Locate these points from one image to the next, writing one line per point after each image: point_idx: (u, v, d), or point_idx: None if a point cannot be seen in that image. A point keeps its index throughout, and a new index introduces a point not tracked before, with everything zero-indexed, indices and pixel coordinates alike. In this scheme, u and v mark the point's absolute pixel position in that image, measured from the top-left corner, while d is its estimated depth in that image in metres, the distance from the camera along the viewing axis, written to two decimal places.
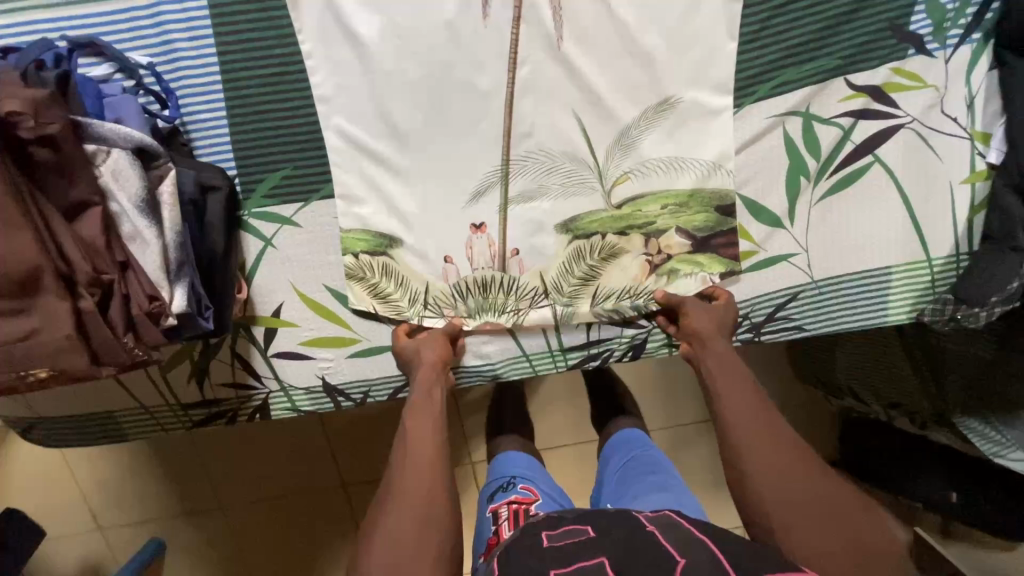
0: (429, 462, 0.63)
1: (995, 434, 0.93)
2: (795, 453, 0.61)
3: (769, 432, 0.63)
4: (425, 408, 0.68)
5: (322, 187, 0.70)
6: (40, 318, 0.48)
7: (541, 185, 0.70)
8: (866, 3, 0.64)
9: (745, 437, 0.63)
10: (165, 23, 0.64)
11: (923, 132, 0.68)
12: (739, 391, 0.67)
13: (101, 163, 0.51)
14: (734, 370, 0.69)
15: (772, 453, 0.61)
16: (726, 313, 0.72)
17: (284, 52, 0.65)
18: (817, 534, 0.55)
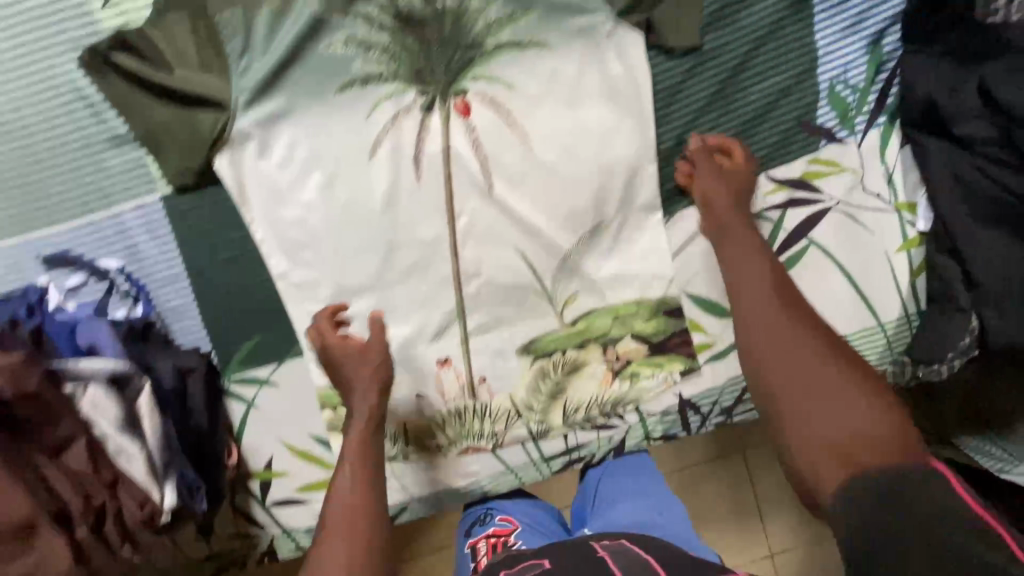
0: (362, 506, 0.61)
1: (999, 451, 0.89)
2: (809, 335, 0.57)
3: (783, 322, 0.58)
4: (362, 455, 0.65)
5: (293, 346, 0.74)
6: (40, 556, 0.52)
7: (496, 314, 0.74)
8: (772, 107, 0.68)
9: (763, 346, 0.57)
10: (126, 227, 0.69)
11: (849, 211, 0.71)
12: (757, 280, 0.61)
13: (83, 397, 0.57)
14: (764, 277, 0.61)
15: (796, 346, 0.56)
16: (744, 170, 0.69)
17: (241, 237, 0.70)
18: (827, 450, 0.52)
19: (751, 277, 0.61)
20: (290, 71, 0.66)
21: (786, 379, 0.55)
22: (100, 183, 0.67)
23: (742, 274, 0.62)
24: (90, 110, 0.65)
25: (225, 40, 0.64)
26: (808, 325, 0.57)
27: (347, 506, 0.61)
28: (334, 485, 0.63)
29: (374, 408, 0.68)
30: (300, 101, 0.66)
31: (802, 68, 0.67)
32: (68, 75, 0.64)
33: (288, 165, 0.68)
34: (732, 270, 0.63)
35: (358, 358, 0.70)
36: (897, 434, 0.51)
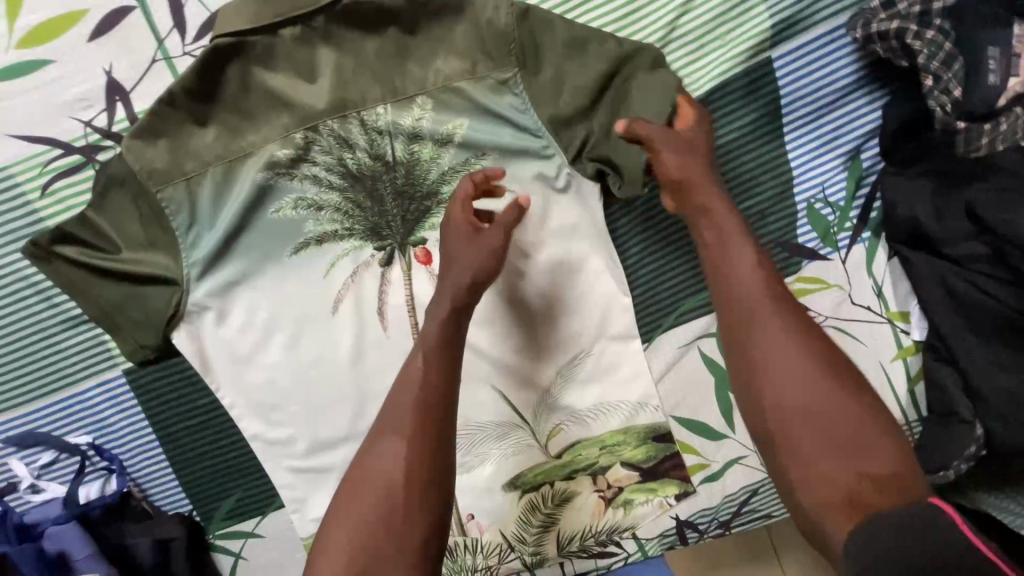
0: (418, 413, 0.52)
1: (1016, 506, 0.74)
2: (806, 363, 0.47)
3: (779, 329, 0.49)
4: (432, 340, 0.56)
5: (274, 498, 0.73)
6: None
7: (478, 454, 0.72)
8: (748, 231, 0.64)
9: (763, 346, 0.48)
10: (92, 403, 0.67)
11: (839, 325, 0.67)
12: (782, 351, 0.48)
13: None
14: (778, 317, 0.49)
15: (795, 347, 0.48)
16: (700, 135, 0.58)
17: (209, 401, 0.68)
18: (825, 451, 0.45)
19: (738, 283, 0.51)
20: (240, 238, 0.63)
21: (779, 382, 0.47)
22: (60, 364, 0.66)
23: (727, 262, 0.53)
24: (41, 295, 0.64)
25: (170, 216, 0.61)
26: (822, 375, 0.47)
27: (425, 380, 0.54)
28: (410, 360, 0.55)
29: (486, 261, 0.58)
30: (255, 266, 0.64)
31: (776, 189, 0.63)
32: (13, 264, 0.62)
33: (248, 330, 0.66)
34: (711, 252, 0.54)
35: (465, 247, 0.58)
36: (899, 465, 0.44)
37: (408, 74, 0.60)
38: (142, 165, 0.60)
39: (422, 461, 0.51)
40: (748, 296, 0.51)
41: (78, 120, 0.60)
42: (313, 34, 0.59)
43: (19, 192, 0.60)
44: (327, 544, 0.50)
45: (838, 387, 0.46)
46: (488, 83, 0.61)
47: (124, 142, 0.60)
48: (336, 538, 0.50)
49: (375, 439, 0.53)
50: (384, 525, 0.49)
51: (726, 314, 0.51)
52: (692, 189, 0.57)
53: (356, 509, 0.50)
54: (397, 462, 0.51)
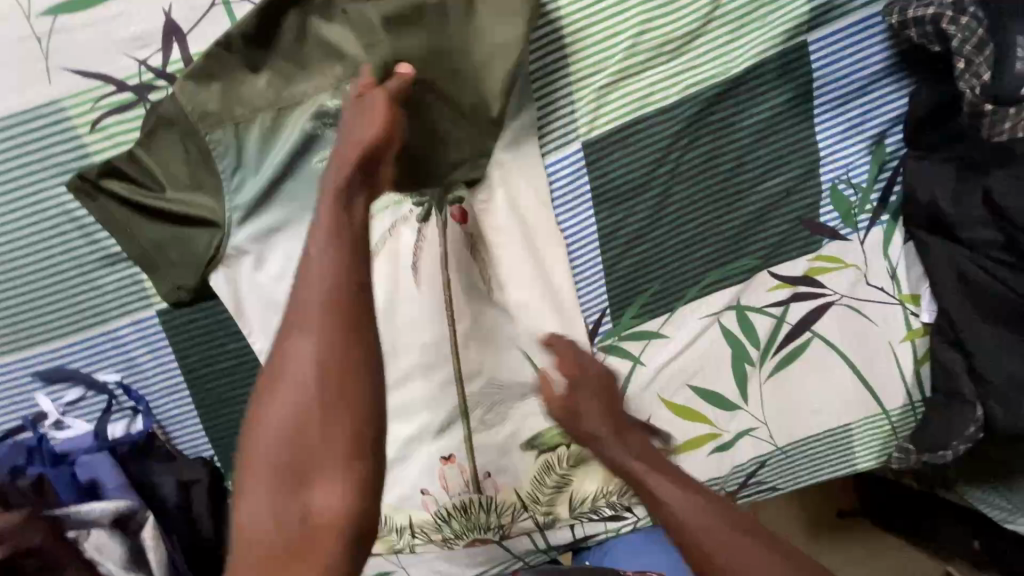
0: (325, 306, 0.42)
1: (1004, 502, 0.78)
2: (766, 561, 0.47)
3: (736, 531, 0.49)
4: (331, 228, 0.44)
5: None
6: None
7: (499, 414, 0.74)
8: (774, 207, 0.67)
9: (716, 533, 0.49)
10: (124, 343, 0.68)
11: (853, 304, 0.71)
12: (737, 541, 0.49)
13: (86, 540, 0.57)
14: (681, 493, 0.52)
15: (712, 518, 0.50)
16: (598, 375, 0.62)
17: (239, 347, 0.69)
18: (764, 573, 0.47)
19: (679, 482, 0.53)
20: (283, 185, 0.65)
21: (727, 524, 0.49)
22: (95, 301, 0.67)
23: (657, 469, 0.54)
24: (81, 231, 0.64)
25: (216, 159, 0.63)
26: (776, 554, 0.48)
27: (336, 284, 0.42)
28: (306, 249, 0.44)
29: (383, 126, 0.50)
30: (295, 215, 0.66)
31: (803, 169, 0.66)
32: (56, 198, 0.63)
33: (283, 277, 0.67)
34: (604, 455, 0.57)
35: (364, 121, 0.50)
36: None
37: None
38: (193, 107, 0.61)
39: (339, 377, 0.41)
40: (688, 522, 0.50)
41: (133, 58, 0.61)
42: None
43: (69, 126, 0.61)
44: (253, 482, 0.40)
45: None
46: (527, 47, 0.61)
47: (177, 83, 0.61)
48: (260, 474, 0.40)
49: (285, 349, 0.42)
50: (312, 435, 0.40)
51: (651, 504, 0.52)
52: (593, 418, 0.58)
53: (277, 424, 0.40)
54: (314, 372, 0.41)
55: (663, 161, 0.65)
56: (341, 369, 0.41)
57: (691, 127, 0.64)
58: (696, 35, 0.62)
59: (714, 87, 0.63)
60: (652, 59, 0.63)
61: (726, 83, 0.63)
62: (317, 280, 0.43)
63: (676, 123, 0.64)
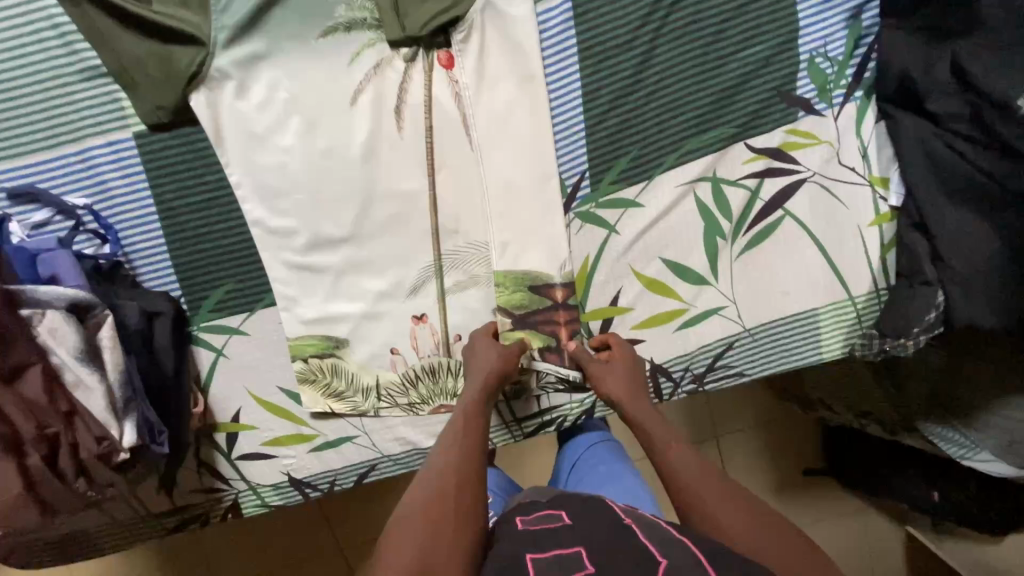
0: (467, 416, 0.66)
1: (961, 439, 0.90)
2: (732, 502, 0.56)
3: (715, 484, 0.58)
4: (467, 422, 0.65)
5: (265, 294, 0.73)
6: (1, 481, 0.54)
7: (473, 277, 0.75)
8: (751, 77, 0.69)
9: (688, 482, 0.59)
10: (95, 164, 0.67)
11: (825, 183, 0.72)
12: (715, 490, 0.57)
13: (39, 323, 0.55)
14: (691, 463, 0.61)
15: (712, 486, 0.58)
16: (626, 354, 0.73)
17: (214, 179, 0.69)
18: (763, 548, 0.52)
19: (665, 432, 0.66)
20: (271, 12, 0.65)
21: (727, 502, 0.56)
22: (70, 117, 0.66)
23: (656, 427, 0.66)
24: (62, 40, 0.64)
25: None
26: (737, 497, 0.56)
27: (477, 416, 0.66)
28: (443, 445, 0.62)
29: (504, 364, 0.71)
30: (281, 44, 0.66)
31: (781, 39, 0.68)
32: (39, 2, 0.63)
33: (266, 108, 0.67)
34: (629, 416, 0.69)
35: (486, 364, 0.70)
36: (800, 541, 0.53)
37: None
38: None
39: (467, 471, 0.58)
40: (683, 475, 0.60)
41: None
42: None
43: None
44: (403, 520, 0.53)
45: (756, 517, 0.54)
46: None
47: None
48: (417, 525, 0.52)
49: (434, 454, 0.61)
50: (460, 503, 0.55)
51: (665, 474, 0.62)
52: (609, 381, 0.71)
53: (432, 484, 0.56)
54: (456, 468, 0.58)
55: (646, 20, 0.67)
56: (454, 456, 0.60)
57: None
58: None
59: None
60: None
61: None
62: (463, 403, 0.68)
63: None
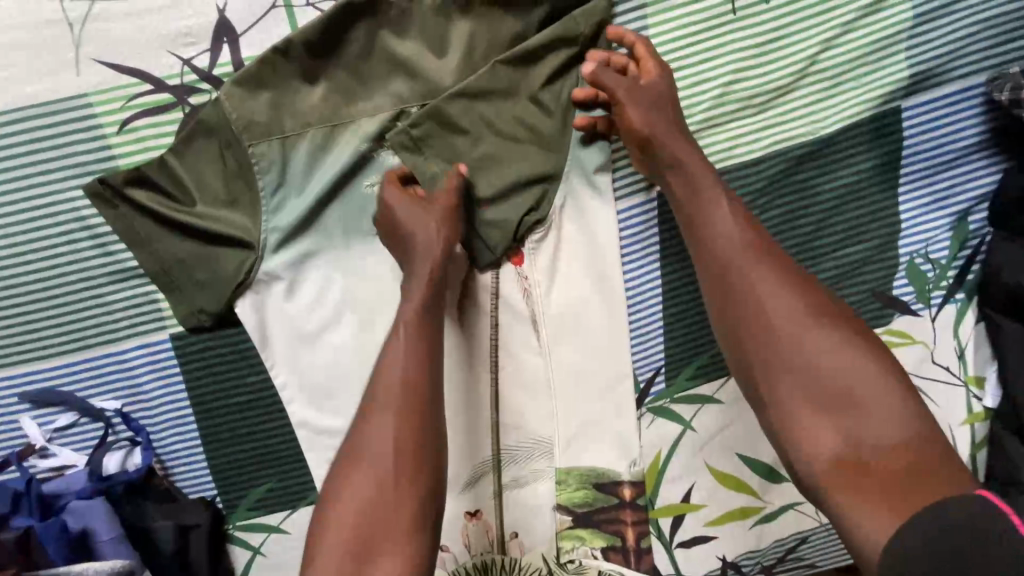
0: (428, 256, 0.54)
1: None
2: (839, 371, 0.45)
3: (817, 348, 0.46)
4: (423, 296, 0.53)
5: (307, 494, 0.66)
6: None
7: (533, 472, 0.69)
8: (846, 277, 0.64)
9: (792, 358, 0.46)
10: (128, 365, 0.61)
11: (917, 383, 0.67)
12: (813, 368, 0.45)
13: None
14: (815, 363, 0.45)
15: (814, 371, 0.45)
16: (663, 85, 0.55)
17: (257, 379, 0.62)
18: (830, 421, 0.44)
19: (774, 297, 0.48)
20: (327, 208, 0.59)
21: (808, 383, 0.45)
22: (100, 319, 0.59)
23: (761, 288, 0.48)
24: (95, 241, 0.57)
25: (258, 175, 0.57)
26: (856, 378, 0.44)
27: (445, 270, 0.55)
28: (390, 346, 0.51)
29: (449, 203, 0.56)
30: (338, 240, 0.60)
31: (879, 239, 0.63)
32: (72, 201, 0.56)
33: (317, 308, 0.61)
34: (744, 283, 0.49)
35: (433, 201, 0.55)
36: (915, 446, 0.42)
37: (537, 66, 0.56)
38: (239, 116, 0.55)
39: (424, 359, 0.51)
40: (755, 292, 0.48)
41: (177, 56, 0.54)
42: (452, 5, 0.54)
43: (94, 124, 0.55)
44: (354, 472, 0.48)
45: (877, 403, 0.44)
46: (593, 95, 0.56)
47: (225, 88, 0.55)
48: (364, 434, 0.49)
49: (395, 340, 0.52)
50: (394, 402, 0.49)
51: (725, 299, 0.50)
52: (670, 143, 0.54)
53: (395, 366, 0.50)
54: (406, 368, 0.50)
55: None
56: (418, 385, 0.50)
57: (771, 185, 0.61)
58: (788, 90, 0.59)
59: (801, 146, 0.60)
60: (738, 111, 0.59)
61: (814, 143, 0.60)
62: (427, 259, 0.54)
63: (758, 179, 0.61)
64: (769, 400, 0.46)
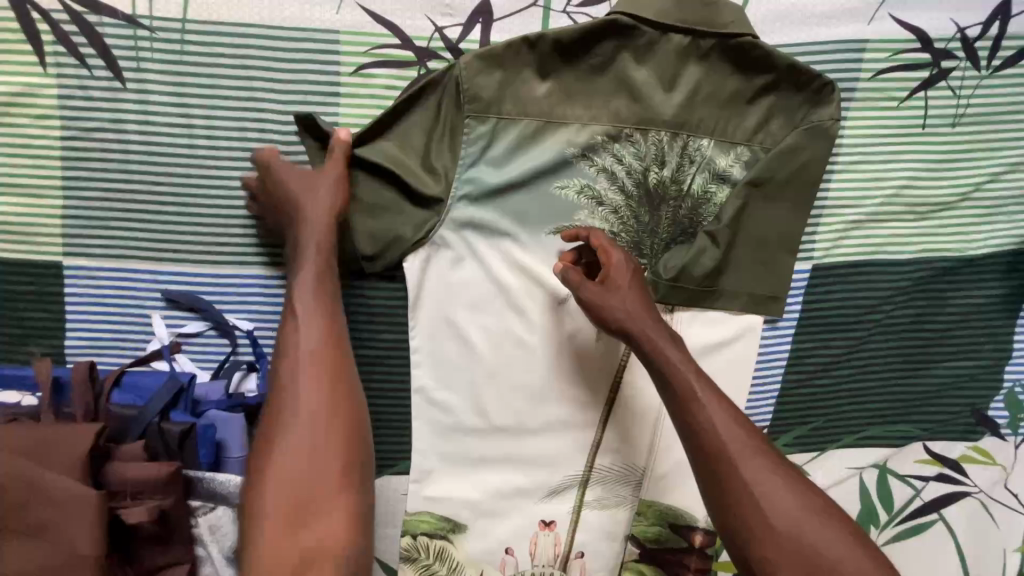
0: (320, 255, 0.54)
1: None
2: (792, 497, 0.48)
3: (772, 474, 0.49)
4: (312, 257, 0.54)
5: (397, 462, 0.67)
6: (21, 564, 0.46)
7: (615, 497, 0.69)
8: (952, 387, 0.68)
9: (751, 484, 0.49)
10: (275, 291, 0.61)
11: (987, 501, 0.71)
12: (761, 485, 0.48)
13: (201, 515, 0.53)
14: (771, 486, 0.48)
15: (782, 491, 0.48)
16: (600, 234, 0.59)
17: (393, 337, 0.64)
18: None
19: (721, 411, 0.51)
20: (513, 194, 0.61)
21: (803, 566, 0.46)
22: (267, 240, 0.60)
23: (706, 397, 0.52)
24: (292, 166, 0.59)
25: (465, 146, 0.59)
26: (811, 505, 0.48)
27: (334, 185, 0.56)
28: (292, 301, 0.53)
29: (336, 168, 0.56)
30: (514, 226, 0.62)
31: (988, 360, 0.68)
32: (285, 124, 0.58)
33: (472, 283, 0.62)
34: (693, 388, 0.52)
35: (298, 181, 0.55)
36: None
37: (744, 117, 0.61)
38: (470, 88, 0.58)
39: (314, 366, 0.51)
40: (738, 461, 0.49)
41: (432, 22, 0.58)
42: (694, 50, 0.59)
43: (333, 61, 0.57)
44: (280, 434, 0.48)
45: (824, 522, 0.48)
46: (799, 162, 0.61)
47: (463, 59, 0.57)
48: (296, 425, 0.48)
49: (284, 338, 0.52)
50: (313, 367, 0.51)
51: (679, 414, 0.53)
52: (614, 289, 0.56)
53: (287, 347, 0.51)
54: (308, 343, 0.51)
55: (875, 309, 0.66)
56: (313, 364, 0.51)
57: (913, 287, 0.66)
58: (951, 207, 0.64)
59: (948, 259, 0.65)
60: (903, 213, 0.64)
61: (959, 260, 0.65)
62: (303, 304, 0.53)
63: (903, 278, 0.66)
64: (743, 525, 0.48)
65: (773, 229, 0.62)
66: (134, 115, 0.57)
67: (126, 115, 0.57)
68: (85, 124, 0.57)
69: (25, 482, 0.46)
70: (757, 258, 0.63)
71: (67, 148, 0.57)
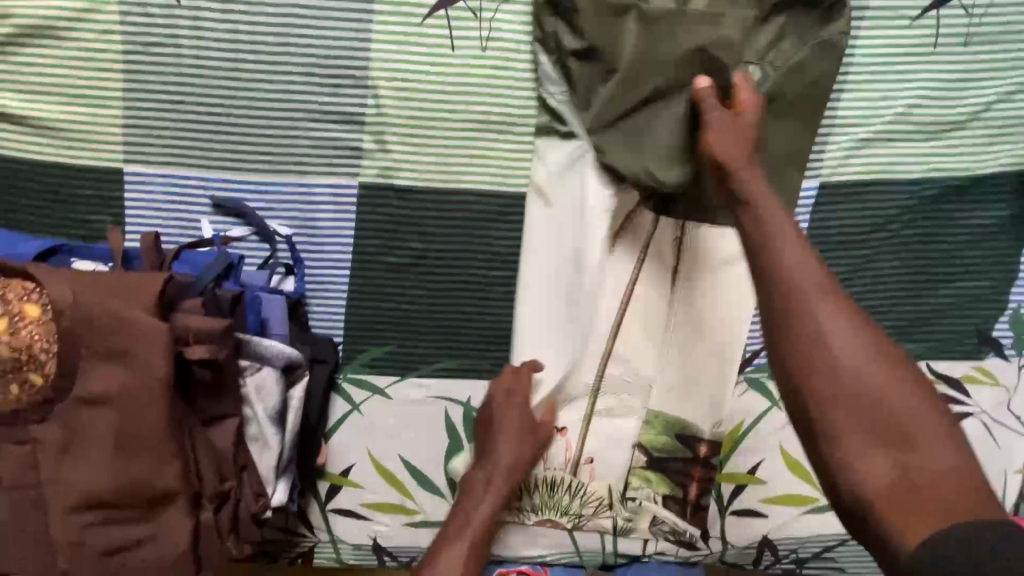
0: None
1: None
2: (858, 338, 0.45)
3: (843, 314, 0.46)
4: None
5: (421, 367, 0.71)
6: (97, 388, 0.52)
7: (624, 407, 0.73)
8: (957, 308, 0.70)
9: (819, 314, 0.46)
10: (312, 199, 0.66)
11: (989, 421, 0.73)
12: (827, 319, 0.46)
13: (249, 377, 0.60)
14: (836, 322, 0.45)
15: (847, 330, 0.45)
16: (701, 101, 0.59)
17: (418, 246, 0.68)
18: (868, 432, 0.42)
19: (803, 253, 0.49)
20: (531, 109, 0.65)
21: (850, 402, 0.43)
22: (305, 150, 0.65)
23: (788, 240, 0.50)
24: (329, 80, 0.64)
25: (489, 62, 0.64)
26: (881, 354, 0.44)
27: None
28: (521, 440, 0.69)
29: None
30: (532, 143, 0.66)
31: (994, 281, 0.70)
32: (324, 39, 0.63)
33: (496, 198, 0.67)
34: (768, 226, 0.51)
35: None
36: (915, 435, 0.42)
37: (758, 36, 0.62)
38: None
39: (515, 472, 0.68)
40: (804, 292, 0.47)
41: None
42: None
43: None
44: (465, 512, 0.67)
45: (892, 374, 0.44)
46: (810, 78, 0.63)
47: None
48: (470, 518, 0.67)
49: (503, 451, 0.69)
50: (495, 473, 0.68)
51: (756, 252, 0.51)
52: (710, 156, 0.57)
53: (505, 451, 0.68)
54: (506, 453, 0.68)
55: (882, 227, 0.68)
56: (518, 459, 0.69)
57: (921, 205, 0.68)
58: (961, 126, 0.66)
59: (957, 179, 0.67)
60: (913, 132, 0.66)
61: (968, 180, 0.67)
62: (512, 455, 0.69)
63: (911, 196, 0.67)
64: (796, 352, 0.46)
65: (782, 146, 0.64)
66: (187, 30, 0.62)
67: (181, 30, 0.62)
68: (145, 40, 0.62)
69: (105, 313, 0.51)
70: (767, 175, 0.65)
71: (128, 61, 0.63)
